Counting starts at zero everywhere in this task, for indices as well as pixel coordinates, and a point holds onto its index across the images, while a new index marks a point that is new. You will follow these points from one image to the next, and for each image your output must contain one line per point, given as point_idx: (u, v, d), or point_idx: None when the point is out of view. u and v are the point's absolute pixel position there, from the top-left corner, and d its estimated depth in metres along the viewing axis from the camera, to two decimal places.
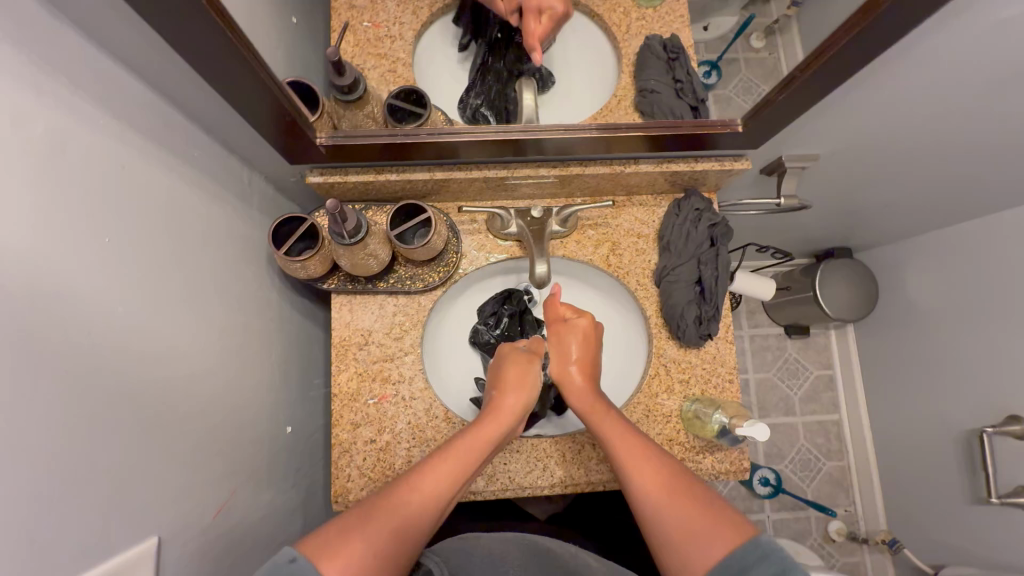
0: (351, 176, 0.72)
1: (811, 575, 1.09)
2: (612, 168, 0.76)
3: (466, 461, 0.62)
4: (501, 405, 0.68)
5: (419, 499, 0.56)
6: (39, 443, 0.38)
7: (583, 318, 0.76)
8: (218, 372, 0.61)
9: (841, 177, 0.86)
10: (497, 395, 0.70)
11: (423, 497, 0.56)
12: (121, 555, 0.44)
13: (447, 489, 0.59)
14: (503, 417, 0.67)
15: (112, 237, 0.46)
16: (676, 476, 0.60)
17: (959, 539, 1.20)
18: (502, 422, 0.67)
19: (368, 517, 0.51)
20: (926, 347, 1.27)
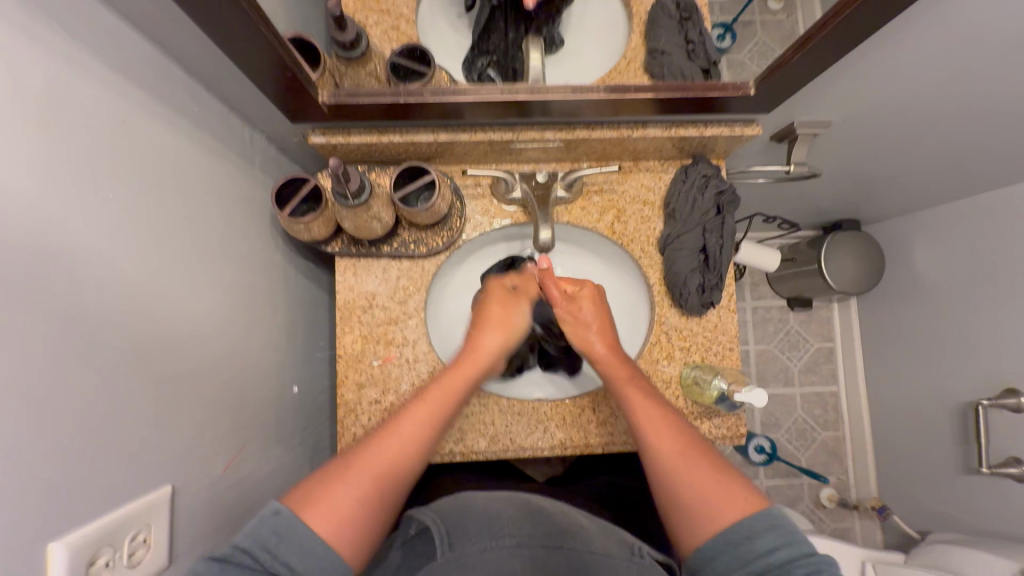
0: (354, 137, 0.71)
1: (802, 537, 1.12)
2: (619, 132, 0.74)
3: (447, 402, 0.66)
4: (479, 350, 0.73)
5: (404, 439, 0.60)
6: (55, 398, 0.39)
7: (586, 288, 0.80)
8: (227, 332, 0.62)
9: (854, 147, 0.84)
10: (475, 333, 0.75)
11: (405, 438, 0.61)
12: (136, 502, 0.46)
13: (435, 425, 0.64)
14: (479, 360, 0.72)
15: (117, 193, 0.46)
16: (692, 441, 0.63)
17: (948, 507, 1.24)
18: (479, 362, 0.72)
19: (347, 471, 0.55)
20: (927, 321, 1.28)
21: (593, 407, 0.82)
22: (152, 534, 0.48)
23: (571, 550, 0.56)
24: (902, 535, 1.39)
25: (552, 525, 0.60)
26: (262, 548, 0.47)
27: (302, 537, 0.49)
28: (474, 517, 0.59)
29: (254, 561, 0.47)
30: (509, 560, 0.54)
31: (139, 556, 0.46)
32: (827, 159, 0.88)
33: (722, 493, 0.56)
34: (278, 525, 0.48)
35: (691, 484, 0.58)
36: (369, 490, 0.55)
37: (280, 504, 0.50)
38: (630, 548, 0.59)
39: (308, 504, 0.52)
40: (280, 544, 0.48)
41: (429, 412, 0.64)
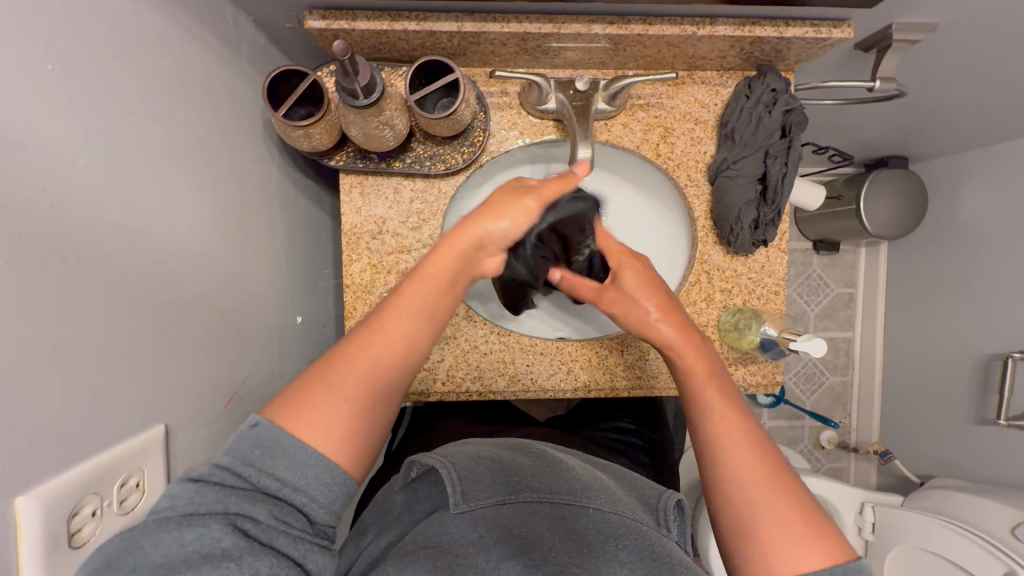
0: (360, 23, 0.58)
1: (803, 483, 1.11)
2: (681, 29, 0.61)
3: (422, 292, 0.52)
4: (464, 230, 0.54)
5: (385, 340, 0.49)
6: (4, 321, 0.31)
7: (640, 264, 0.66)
8: (219, 255, 0.54)
9: (944, 62, 0.70)
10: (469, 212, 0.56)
11: (381, 338, 0.49)
12: (123, 444, 0.41)
13: (416, 324, 0.51)
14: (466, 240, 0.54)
15: (58, 64, 0.35)
16: (774, 465, 0.51)
17: (951, 454, 1.22)
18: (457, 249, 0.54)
19: (327, 377, 0.46)
20: (963, 268, 1.19)
21: (621, 349, 0.76)
22: (145, 479, 0.43)
23: (595, 512, 0.52)
24: (898, 477, 1.39)
25: (572, 480, 0.57)
26: (243, 462, 0.42)
27: (291, 449, 0.43)
28: (488, 465, 0.56)
29: (239, 477, 0.42)
30: (533, 519, 0.51)
31: (131, 503, 0.42)
32: (907, 76, 0.75)
33: (804, 545, 0.46)
34: (259, 438, 0.43)
35: (764, 519, 0.48)
36: (353, 395, 0.46)
37: (259, 416, 0.44)
38: (653, 514, 0.55)
39: (290, 418, 0.44)
40: (265, 456, 0.42)
41: (406, 309, 0.50)
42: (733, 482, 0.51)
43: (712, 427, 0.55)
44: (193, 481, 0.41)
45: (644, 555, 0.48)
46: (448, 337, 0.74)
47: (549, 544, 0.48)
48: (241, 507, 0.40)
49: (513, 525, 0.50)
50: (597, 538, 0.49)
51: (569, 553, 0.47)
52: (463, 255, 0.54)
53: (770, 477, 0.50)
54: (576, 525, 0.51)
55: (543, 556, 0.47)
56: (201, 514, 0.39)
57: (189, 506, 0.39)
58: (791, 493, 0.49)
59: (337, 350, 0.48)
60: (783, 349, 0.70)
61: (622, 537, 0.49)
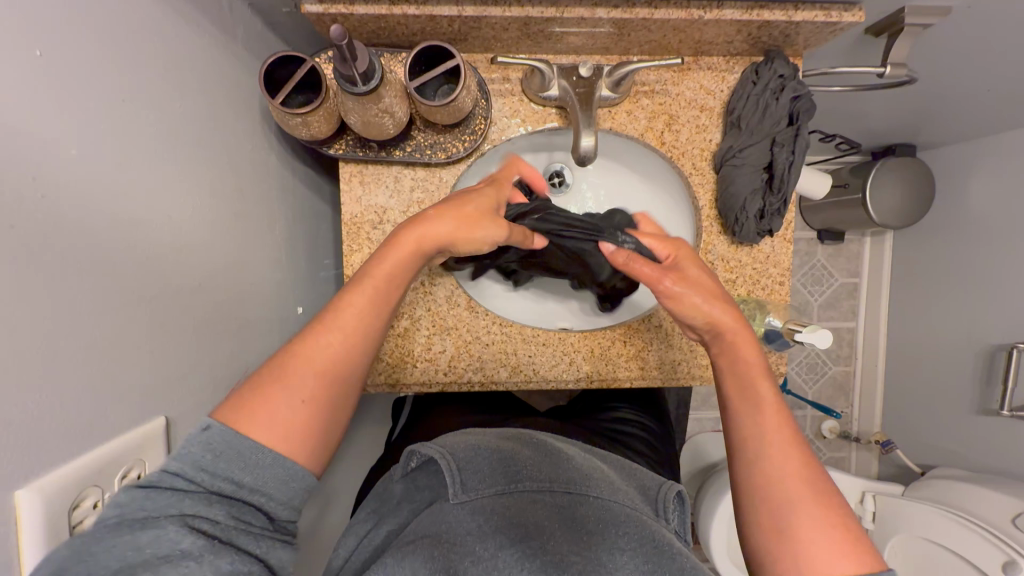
0: (358, 8, 0.57)
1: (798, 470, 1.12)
2: (688, 13, 0.59)
3: (384, 286, 0.54)
4: (420, 227, 0.55)
5: (339, 338, 0.50)
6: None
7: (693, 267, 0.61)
8: (216, 246, 0.54)
9: (957, 46, 0.68)
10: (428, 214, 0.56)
11: (338, 331, 0.50)
12: (123, 435, 0.41)
13: (370, 317, 0.53)
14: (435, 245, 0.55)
15: (46, 50, 0.34)
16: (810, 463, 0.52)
17: (952, 444, 1.22)
18: (414, 247, 0.55)
19: (282, 377, 0.47)
20: (969, 258, 1.18)
21: (624, 340, 0.75)
22: (146, 470, 0.43)
23: (595, 500, 0.52)
24: (900, 466, 1.39)
25: (570, 469, 0.56)
26: (194, 467, 0.41)
27: (248, 452, 0.43)
28: (487, 455, 0.55)
29: (191, 481, 0.41)
30: (532, 507, 0.51)
31: None
32: (918, 61, 0.73)
33: (843, 545, 0.46)
34: (210, 443, 0.42)
35: (799, 516, 0.48)
36: (311, 393, 0.47)
37: (211, 418, 0.43)
38: (652, 504, 0.56)
39: (243, 419, 0.44)
40: (218, 460, 0.42)
41: (362, 303, 0.52)
42: (771, 475, 0.51)
43: (750, 420, 0.55)
44: (141, 487, 0.39)
45: (644, 543, 0.48)
46: (450, 328, 0.73)
47: (551, 533, 0.48)
48: (194, 508, 0.40)
49: (514, 514, 0.50)
50: (595, 527, 0.49)
51: (571, 543, 0.48)
52: (424, 254, 0.56)
53: (811, 478, 0.50)
54: (576, 515, 0.50)
55: (544, 544, 0.47)
56: (154, 518, 0.38)
57: (139, 512, 0.38)
58: (828, 494, 0.49)
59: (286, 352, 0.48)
60: (787, 340, 0.70)
61: (620, 525, 0.49)
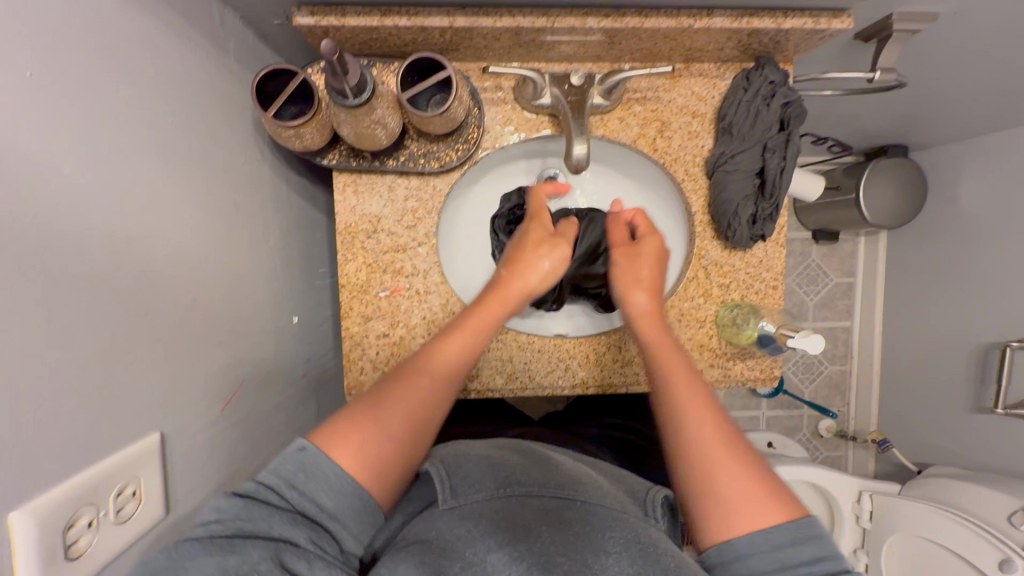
0: (349, 20, 0.57)
1: (790, 469, 1.14)
2: (678, 22, 0.60)
3: (470, 339, 0.62)
4: (507, 286, 0.66)
5: (427, 386, 0.58)
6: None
7: (649, 241, 0.71)
8: (212, 259, 0.54)
9: (944, 52, 0.69)
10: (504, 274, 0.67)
11: (429, 377, 0.58)
12: (118, 453, 0.41)
13: (455, 368, 0.60)
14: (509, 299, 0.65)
15: (37, 71, 0.34)
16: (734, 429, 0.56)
17: (948, 442, 1.22)
18: (506, 304, 0.65)
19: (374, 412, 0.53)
20: (963, 256, 1.18)
21: (619, 345, 0.76)
22: (142, 487, 0.43)
23: (582, 505, 0.52)
24: (897, 465, 1.39)
25: (560, 475, 0.56)
26: (287, 484, 0.45)
27: (331, 474, 0.46)
28: (474, 462, 0.56)
29: (282, 498, 0.44)
30: (521, 510, 0.50)
31: (128, 511, 0.42)
32: (907, 66, 0.74)
33: (765, 497, 0.50)
34: (304, 462, 0.46)
35: (729, 476, 0.52)
36: (396, 432, 0.52)
37: (308, 441, 0.47)
38: (642, 507, 0.55)
39: (334, 444, 0.49)
40: (307, 480, 0.46)
41: (451, 354, 0.60)
42: (701, 441, 0.55)
43: (677, 396, 0.59)
44: (240, 500, 0.43)
45: (631, 546, 0.47)
46: None
47: (539, 534, 0.48)
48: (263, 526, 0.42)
49: (500, 517, 0.49)
50: (583, 530, 0.49)
51: (558, 544, 0.47)
52: (507, 312, 0.66)
53: (732, 439, 0.55)
54: (564, 517, 0.50)
55: (530, 544, 0.46)
56: (241, 537, 0.41)
57: (235, 523, 0.41)
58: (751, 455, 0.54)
59: (382, 391, 0.55)
60: (781, 345, 0.70)
61: (607, 528, 0.49)
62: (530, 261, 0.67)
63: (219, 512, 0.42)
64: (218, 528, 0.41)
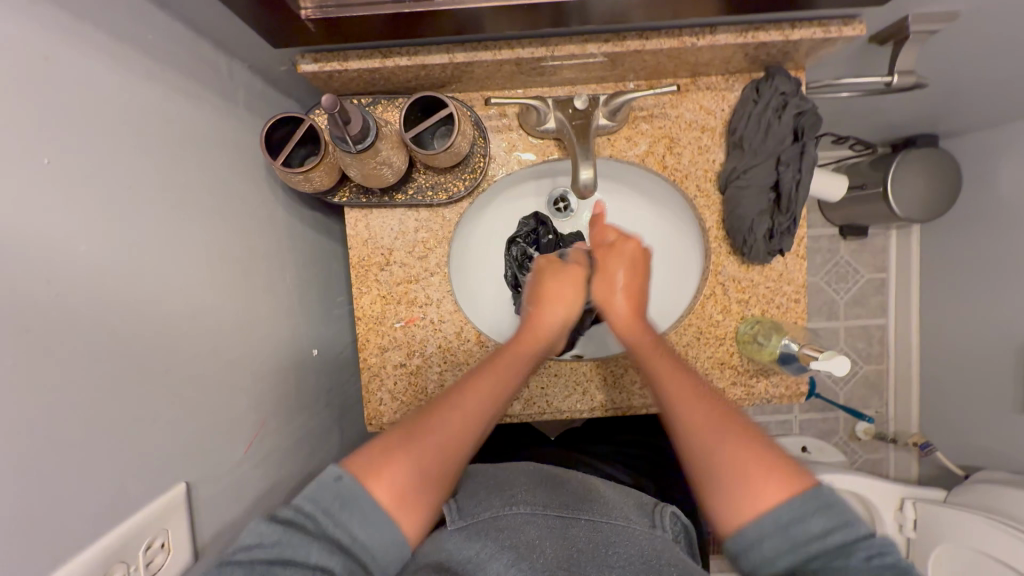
0: (352, 63, 0.58)
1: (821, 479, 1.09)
2: (679, 41, 0.59)
3: (502, 376, 0.60)
4: (539, 320, 0.65)
5: (463, 413, 0.56)
6: (8, 420, 0.32)
7: (631, 242, 0.67)
8: (229, 306, 0.55)
9: (969, 45, 0.65)
10: (533, 309, 0.67)
11: (461, 419, 0.55)
12: (146, 509, 0.42)
13: (487, 408, 0.58)
14: (541, 330, 0.65)
15: (52, 156, 0.36)
16: (726, 416, 0.55)
17: (991, 443, 1.13)
18: (540, 336, 0.65)
19: (410, 440, 0.52)
20: (1005, 245, 1.08)
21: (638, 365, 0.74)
22: (170, 538, 0.45)
23: (587, 522, 0.51)
24: (944, 468, 1.27)
25: (566, 493, 0.55)
26: (324, 512, 0.45)
27: (365, 506, 0.46)
28: (483, 486, 0.56)
29: (319, 525, 0.45)
30: (525, 528, 0.50)
31: (157, 563, 0.44)
32: (929, 60, 0.69)
33: (766, 472, 0.49)
34: (341, 492, 0.46)
35: (728, 470, 0.50)
36: (428, 462, 0.51)
37: (343, 470, 0.47)
38: (647, 517, 0.54)
39: (370, 471, 0.48)
40: (342, 509, 0.46)
41: (485, 387, 0.59)
42: (699, 446, 0.54)
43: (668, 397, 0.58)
44: (280, 522, 0.44)
45: (635, 560, 0.47)
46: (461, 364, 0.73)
47: (542, 549, 0.47)
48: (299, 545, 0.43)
49: (505, 535, 0.49)
50: (586, 546, 0.48)
51: (560, 559, 0.46)
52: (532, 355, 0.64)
53: (727, 424, 0.54)
54: (568, 533, 0.50)
55: (533, 562, 0.46)
56: (274, 568, 0.41)
57: (274, 546, 0.42)
58: (744, 436, 0.53)
59: (419, 424, 0.54)
60: (804, 365, 0.67)
61: (611, 544, 0.48)
62: (563, 292, 0.66)
63: (259, 535, 0.43)
64: (253, 555, 0.42)
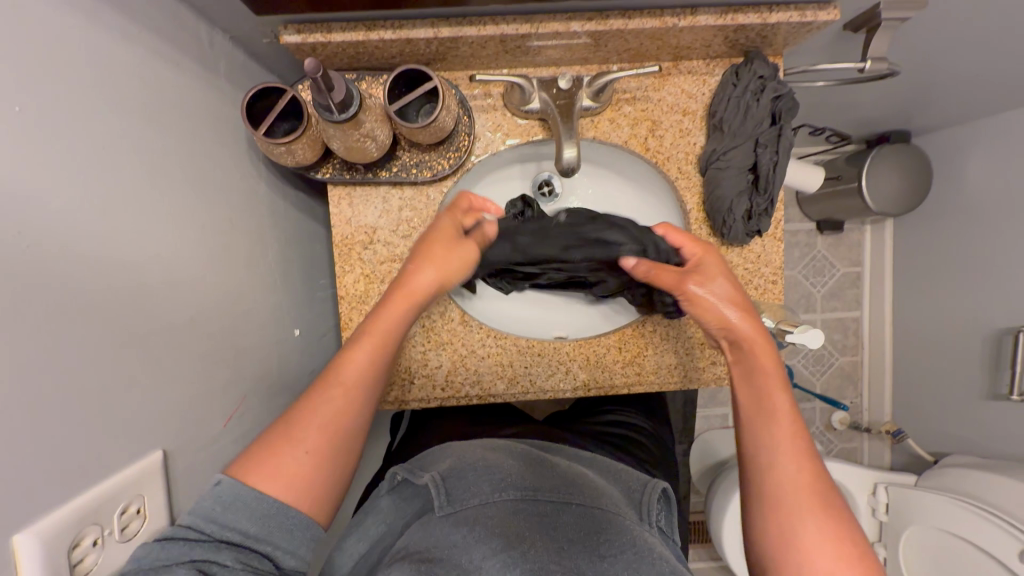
0: (336, 35, 0.58)
1: None
2: (662, 21, 0.60)
3: (378, 348, 0.54)
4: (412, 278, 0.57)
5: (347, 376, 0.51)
6: None
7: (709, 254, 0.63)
8: (208, 277, 0.55)
9: (940, 34, 0.67)
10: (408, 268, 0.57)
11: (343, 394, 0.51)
12: (121, 473, 0.42)
13: (374, 367, 0.53)
14: (415, 289, 0.57)
15: (26, 106, 0.36)
16: (824, 484, 0.53)
17: (959, 429, 1.17)
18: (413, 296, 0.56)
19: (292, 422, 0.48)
20: (971, 237, 1.12)
21: (619, 346, 0.75)
22: (146, 505, 0.44)
23: (578, 508, 0.51)
24: (914, 456, 1.31)
25: (554, 477, 0.55)
26: (207, 519, 0.42)
27: (252, 502, 0.44)
28: (471, 467, 0.55)
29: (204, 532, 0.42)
30: (515, 516, 0.49)
31: (133, 529, 0.43)
32: (900, 49, 0.72)
33: (844, 559, 0.48)
34: (220, 496, 0.43)
35: (811, 540, 0.49)
36: (315, 445, 0.48)
37: (222, 475, 0.44)
38: (637, 510, 0.54)
39: (253, 470, 0.45)
40: (227, 512, 0.43)
41: (367, 350, 0.53)
42: (788, 499, 0.52)
43: (770, 439, 0.55)
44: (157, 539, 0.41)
45: (627, 550, 0.47)
46: (444, 343, 0.74)
47: (533, 541, 0.47)
48: (205, 554, 0.41)
49: (494, 523, 0.48)
50: (577, 535, 0.48)
51: (551, 549, 0.46)
52: (414, 309, 0.57)
53: (824, 492, 0.52)
54: (558, 523, 0.49)
55: (523, 551, 0.45)
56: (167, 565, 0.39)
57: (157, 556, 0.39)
58: (837, 512, 0.51)
59: (295, 410, 0.49)
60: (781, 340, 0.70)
61: (603, 533, 0.48)
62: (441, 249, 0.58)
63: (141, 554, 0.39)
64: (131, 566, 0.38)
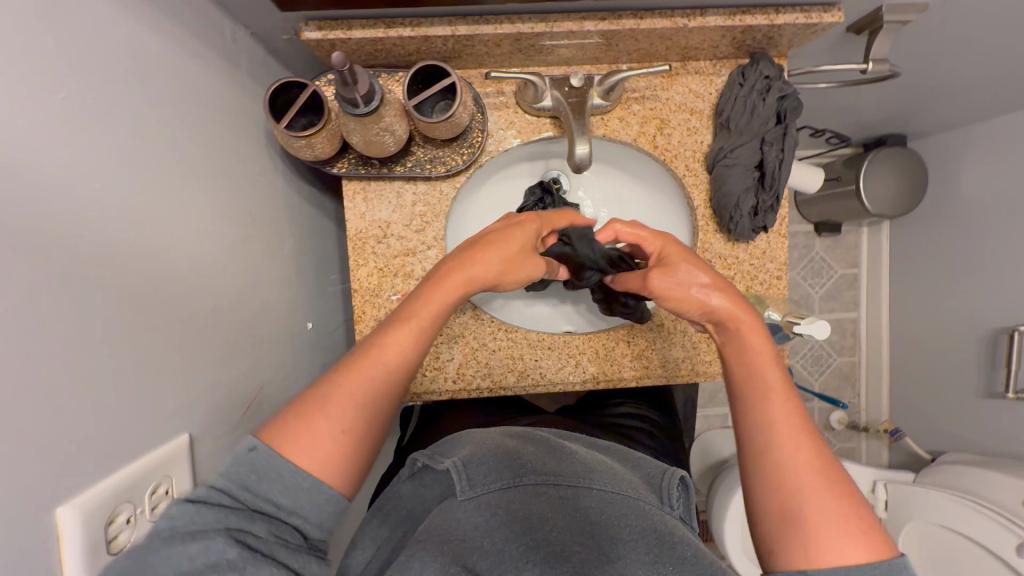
0: (356, 32, 0.59)
1: None
2: (672, 21, 0.62)
3: (416, 334, 0.54)
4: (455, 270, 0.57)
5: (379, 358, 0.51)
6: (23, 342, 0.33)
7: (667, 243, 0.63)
8: (230, 266, 0.56)
9: (937, 40, 0.69)
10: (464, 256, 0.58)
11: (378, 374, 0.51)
12: (150, 453, 0.43)
13: (412, 353, 0.53)
14: (460, 281, 0.57)
15: (68, 89, 0.37)
16: (830, 464, 0.53)
17: (955, 427, 1.19)
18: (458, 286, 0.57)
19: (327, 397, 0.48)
20: (966, 238, 1.14)
21: (627, 339, 0.77)
22: (173, 485, 0.45)
23: (599, 493, 0.52)
24: (911, 455, 1.33)
25: (573, 463, 0.56)
26: (240, 486, 0.43)
27: (285, 473, 0.44)
28: (490, 452, 0.55)
29: (236, 499, 0.43)
30: (536, 500, 0.50)
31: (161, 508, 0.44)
32: (899, 53, 0.74)
33: (852, 535, 0.48)
34: (255, 463, 0.44)
35: (820, 518, 0.50)
36: (351, 424, 0.48)
37: (256, 440, 0.44)
38: (657, 493, 0.55)
39: (287, 441, 0.46)
40: (261, 481, 0.44)
41: (408, 338, 0.53)
42: (795, 479, 0.52)
43: (771, 422, 0.56)
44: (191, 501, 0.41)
45: (648, 534, 0.48)
46: (456, 337, 0.75)
47: (554, 523, 0.48)
48: (239, 522, 0.41)
49: (516, 508, 0.49)
50: (598, 518, 0.49)
51: (572, 531, 0.48)
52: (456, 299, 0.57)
53: (832, 473, 0.52)
54: (579, 506, 0.50)
55: (545, 534, 0.47)
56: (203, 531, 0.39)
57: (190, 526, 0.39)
58: (844, 492, 0.51)
59: (325, 386, 0.49)
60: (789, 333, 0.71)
61: (623, 517, 0.49)
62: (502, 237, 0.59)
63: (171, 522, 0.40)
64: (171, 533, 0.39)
